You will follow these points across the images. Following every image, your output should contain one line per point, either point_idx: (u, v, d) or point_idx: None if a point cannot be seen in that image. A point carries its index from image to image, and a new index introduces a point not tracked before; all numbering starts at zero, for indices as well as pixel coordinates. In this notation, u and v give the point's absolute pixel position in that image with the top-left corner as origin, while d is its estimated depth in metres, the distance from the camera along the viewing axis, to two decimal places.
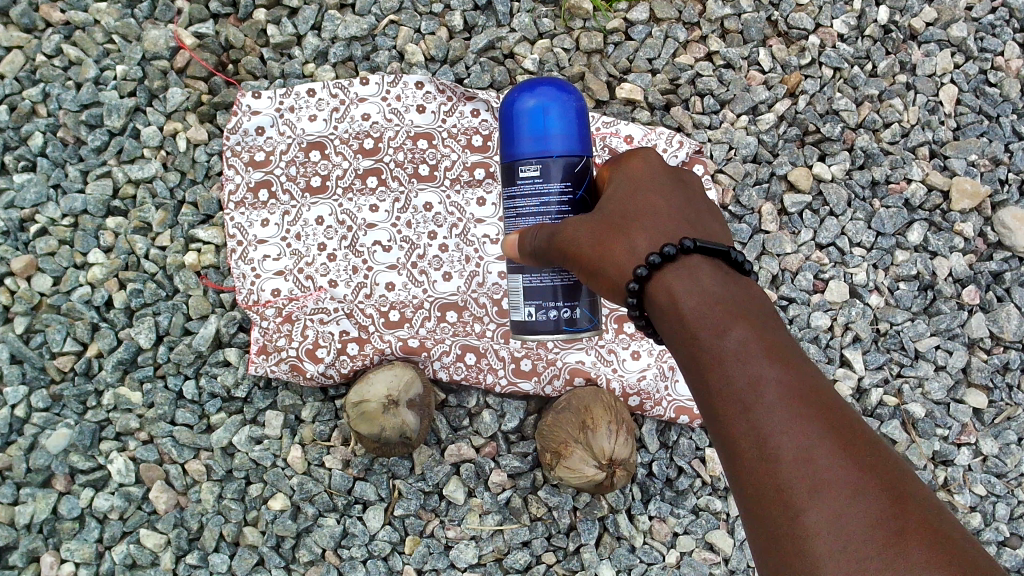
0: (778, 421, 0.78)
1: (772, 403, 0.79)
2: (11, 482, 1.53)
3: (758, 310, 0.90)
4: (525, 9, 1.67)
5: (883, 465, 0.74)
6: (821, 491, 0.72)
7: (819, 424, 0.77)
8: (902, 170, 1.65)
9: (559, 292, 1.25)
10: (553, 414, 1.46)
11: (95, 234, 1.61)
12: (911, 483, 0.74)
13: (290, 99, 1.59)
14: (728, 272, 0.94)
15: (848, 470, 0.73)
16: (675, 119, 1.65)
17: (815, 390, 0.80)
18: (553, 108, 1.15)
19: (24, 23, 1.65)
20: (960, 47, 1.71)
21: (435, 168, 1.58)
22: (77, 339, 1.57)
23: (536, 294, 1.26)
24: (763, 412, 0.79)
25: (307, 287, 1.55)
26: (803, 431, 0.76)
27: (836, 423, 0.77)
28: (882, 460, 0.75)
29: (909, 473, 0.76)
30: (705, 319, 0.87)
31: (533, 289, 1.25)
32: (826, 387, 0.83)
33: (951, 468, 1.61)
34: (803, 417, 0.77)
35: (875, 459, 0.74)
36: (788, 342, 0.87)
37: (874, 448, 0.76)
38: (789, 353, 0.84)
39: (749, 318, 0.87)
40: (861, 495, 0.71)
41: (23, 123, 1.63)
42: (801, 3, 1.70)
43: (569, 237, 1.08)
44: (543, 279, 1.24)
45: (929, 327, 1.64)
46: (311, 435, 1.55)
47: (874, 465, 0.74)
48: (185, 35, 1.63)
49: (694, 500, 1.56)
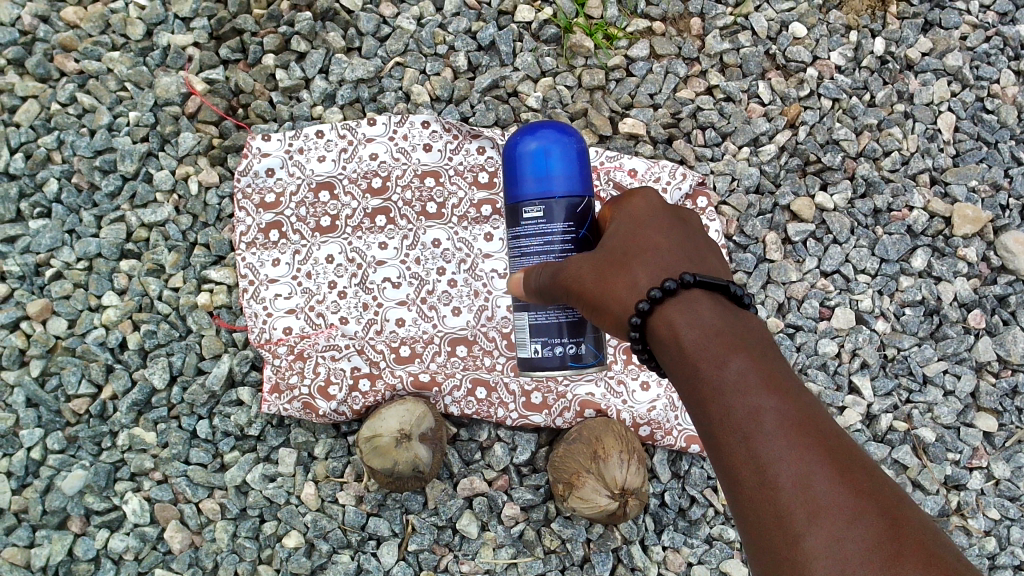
0: (778, 449, 0.78)
1: (771, 432, 0.80)
2: (28, 525, 1.55)
3: (757, 340, 0.91)
4: (527, 49, 1.72)
5: (881, 492, 0.75)
6: (820, 518, 0.73)
7: (817, 453, 0.78)
8: (903, 198, 1.68)
9: (565, 330, 1.26)
10: (564, 444, 1.47)
11: (109, 276, 1.64)
12: (909, 510, 0.75)
13: (300, 141, 1.63)
14: (726, 305, 0.95)
15: (846, 498, 0.74)
16: (678, 152, 1.68)
17: (814, 419, 0.81)
18: (554, 149, 1.18)
19: (39, 73, 1.70)
20: (956, 75, 1.74)
21: (443, 206, 1.60)
22: (92, 381, 1.59)
23: (542, 331, 1.27)
24: (763, 441, 0.80)
25: (318, 325, 1.57)
26: (802, 460, 0.77)
27: (834, 451, 0.78)
28: (880, 488, 0.76)
29: (906, 500, 0.76)
30: (705, 350, 0.88)
31: (538, 327, 1.27)
32: (825, 416, 0.84)
33: (964, 492, 1.61)
34: (802, 447, 0.78)
35: (872, 486, 0.75)
36: (787, 371, 0.88)
37: (872, 475, 0.77)
38: (788, 383, 0.85)
39: (748, 348, 0.88)
40: (860, 521, 0.72)
41: (39, 170, 1.67)
42: (799, 36, 1.74)
43: (573, 275, 1.10)
44: (549, 316, 1.26)
45: (937, 351, 1.65)
46: (324, 472, 1.56)
47: (872, 492, 0.75)
48: (195, 81, 1.67)
49: (708, 530, 1.57)
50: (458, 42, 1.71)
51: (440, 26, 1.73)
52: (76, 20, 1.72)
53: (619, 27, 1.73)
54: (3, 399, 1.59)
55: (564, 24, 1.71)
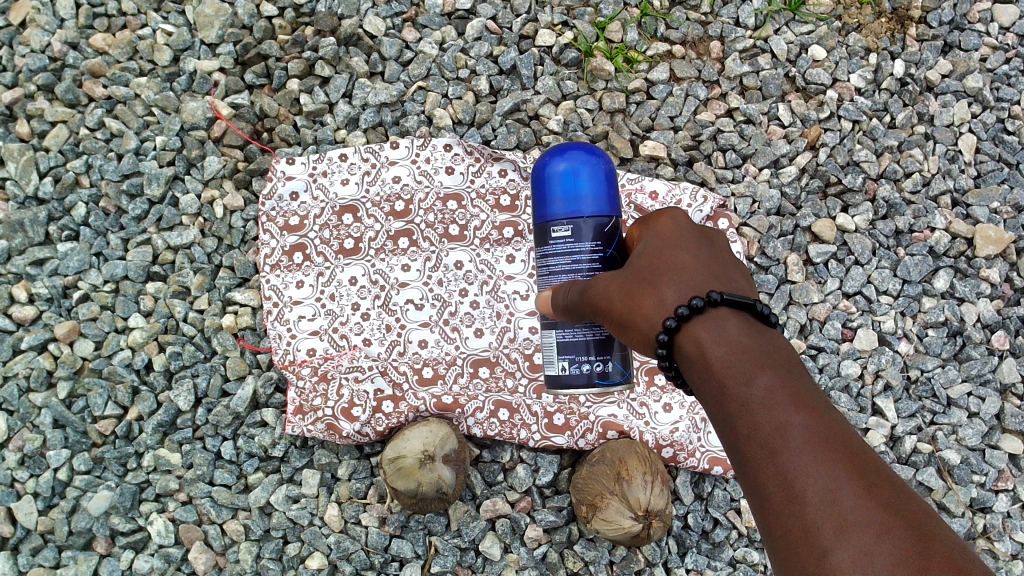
0: (805, 464, 0.79)
1: (798, 447, 0.80)
2: (53, 546, 1.56)
3: (784, 359, 0.91)
4: (548, 73, 1.73)
5: (909, 506, 0.75)
6: (847, 531, 0.73)
7: (844, 467, 0.78)
8: (925, 219, 1.68)
9: (593, 347, 1.27)
10: (588, 465, 1.48)
11: (135, 298, 1.65)
12: (937, 523, 0.74)
13: (323, 164, 1.65)
14: (753, 323, 0.96)
15: (873, 511, 0.74)
16: (698, 174, 1.69)
17: (842, 435, 0.81)
18: (583, 170, 1.19)
19: (68, 98, 1.73)
20: (977, 97, 1.74)
21: (465, 228, 1.61)
22: (118, 403, 1.60)
23: (569, 348, 1.28)
24: (789, 455, 0.80)
25: (342, 346, 1.58)
26: (829, 474, 0.77)
27: (860, 465, 0.78)
28: (908, 502, 0.75)
29: (934, 515, 0.76)
30: (733, 368, 0.89)
31: (565, 343, 1.28)
32: (853, 432, 0.84)
33: (990, 515, 1.60)
34: (829, 461, 0.78)
35: (900, 500, 0.75)
36: (815, 388, 0.88)
37: (900, 490, 0.77)
38: (816, 399, 0.85)
39: (775, 365, 0.89)
40: (887, 534, 0.72)
41: (67, 194, 1.69)
42: (818, 58, 1.75)
43: (601, 293, 1.10)
44: (577, 333, 1.26)
45: (961, 372, 1.64)
46: (348, 492, 1.57)
47: (898, 505, 0.74)
48: (221, 106, 1.70)
49: (732, 552, 1.56)
50: (479, 66, 1.74)
51: (462, 50, 1.75)
52: (103, 46, 1.75)
53: (639, 50, 1.75)
54: (31, 420, 1.61)
55: (585, 48, 1.73)
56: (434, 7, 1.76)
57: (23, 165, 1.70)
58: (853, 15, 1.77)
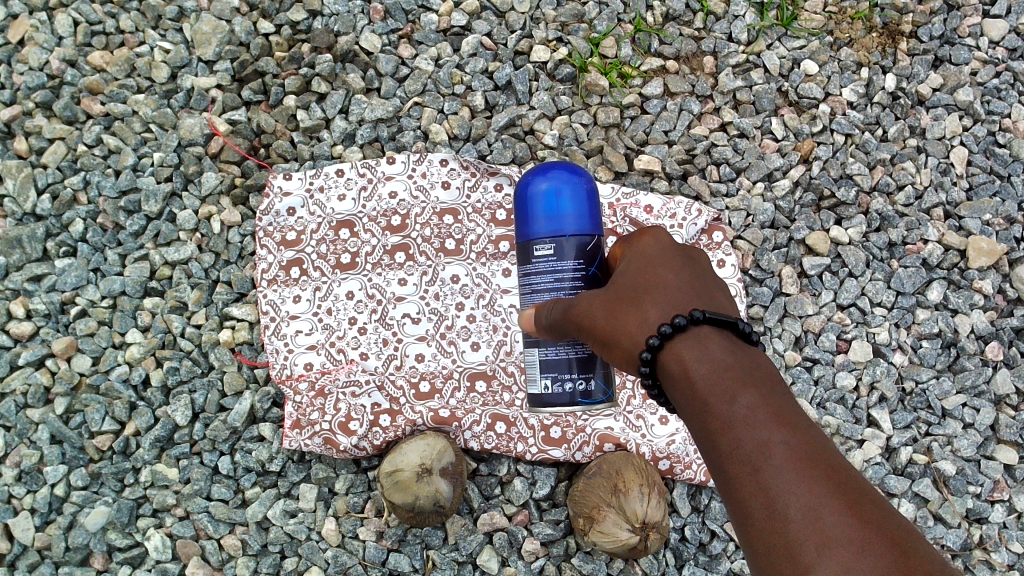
0: (787, 482, 0.79)
1: (780, 465, 0.81)
2: (50, 562, 1.56)
3: (766, 376, 0.92)
4: (543, 88, 1.75)
5: (889, 522, 0.75)
6: (828, 548, 0.74)
7: (826, 485, 0.78)
8: (918, 231, 1.69)
9: (578, 364, 1.27)
10: (584, 478, 1.48)
11: (133, 314, 1.66)
12: (917, 540, 0.75)
13: (320, 180, 1.65)
14: (735, 342, 0.96)
15: (854, 528, 0.74)
16: (693, 187, 1.70)
17: (822, 453, 0.82)
18: (565, 190, 1.21)
19: (66, 115, 1.74)
20: (968, 110, 1.76)
21: (461, 242, 1.62)
22: (115, 418, 1.60)
23: (552, 366, 1.28)
24: (771, 474, 0.81)
25: (339, 361, 1.58)
26: (811, 493, 0.78)
27: (842, 483, 0.79)
28: (889, 518, 0.76)
29: (915, 532, 0.77)
30: (714, 387, 0.89)
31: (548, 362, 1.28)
32: (834, 449, 0.84)
33: (985, 526, 1.61)
34: (811, 479, 0.79)
35: (880, 516, 0.76)
36: (796, 405, 0.89)
37: (881, 507, 0.77)
38: (797, 417, 0.86)
39: (757, 383, 0.89)
40: (868, 550, 0.72)
41: (65, 211, 1.70)
42: (811, 73, 1.77)
43: (584, 311, 1.11)
44: (561, 351, 1.27)
45: (955, 384, 1.65)
46: (345, 507, 1.57)
47: (879, 522, 0.75)
48: (219, 122, 1.71)
49: (728, 564, 1.57)
50: (475, 82, 1.75)
51: (457, 66, 1.76)
52: (101, 64, 1.76)
53: (633, 66, 1.76)
54: (28, 436, 1.61)
55: (579, 64, 1.75)
56: (430, 24, 1.78)
57: (21, 182, 1.70)
58: (844, 30, 1.79)
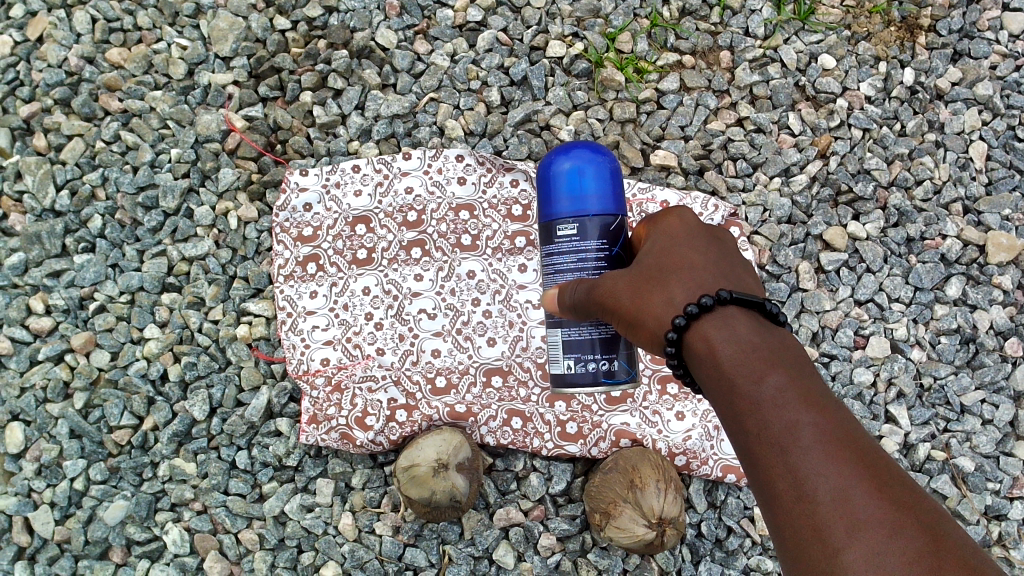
0: (816, 463, 0.79)
1: (809, 446, 0.80)
2: (70, 555, 1.57)
3: (792, 357, 0.91)
4: (560, 83, 1.74)
5: (921, 505, 0.75)
6: (859, 532, 0.73)
7: (855, 468, 0.78)
8: (937, 226, 1.68)
9: (601, 342, 1.27)
10: (600, 474, 1.48)
11: (151, 309, 1.66)
12: (948, 524, 0.74)
13: (336, 175, 1.66)
14: (762, 322, 0.96)
15: (885, 511, 0.74)
16: (709, 182, 1.70)
17: (852, 435, 0.81)
18: (587, 169, 1.20)
19: (84, 112, 1.74)
20: (987, 105, 1.75)
21: (477, 238, 1.62)
22: (134, 413, 1.61)
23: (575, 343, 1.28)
24: (801, 455, 0.80)
25: (355, 356, 1.58)
26: (840, 474, 0.77)
27: (871, 464, 0.78)
28: (918, 501, 0.76)
29: (946, 515, 0.76)
30: (742, 367, 0.88)
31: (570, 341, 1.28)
32: (863, 431, 0.84)
33: (1005, 522, 1.59)
34: (840, 461, 0.78)
35: (911, 498, 0.75)
36: (824, 386, 0.88)
37: (911, 489, 0.77)
38: (825, 397, 0.85)
39: (784, 363, 0.89)
40: (900, 533, 0.72)
41: (84, 207, 1.71)
42: (828, 67, 1.76)
43: (610, 292, 1.10)
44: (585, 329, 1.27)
45: (974, 380, 1.64)
46: (361, 502, 1.57)
47: (910, 504, 0.75)
48: (235, 118, 1.72)
49: (745, 560, 1.57)
50: (490, 77, 1.75)
51: (473, 61, 1.77)
52: (119, 60, 1.77)
53: (649, 61, 1.76)
54: (48, 431, 1.62)
55: (595, 59, 1.74)
56: (445, 20, 1.78)
57: (41, 179, 1.72)
58: (862, 24, 1.78)
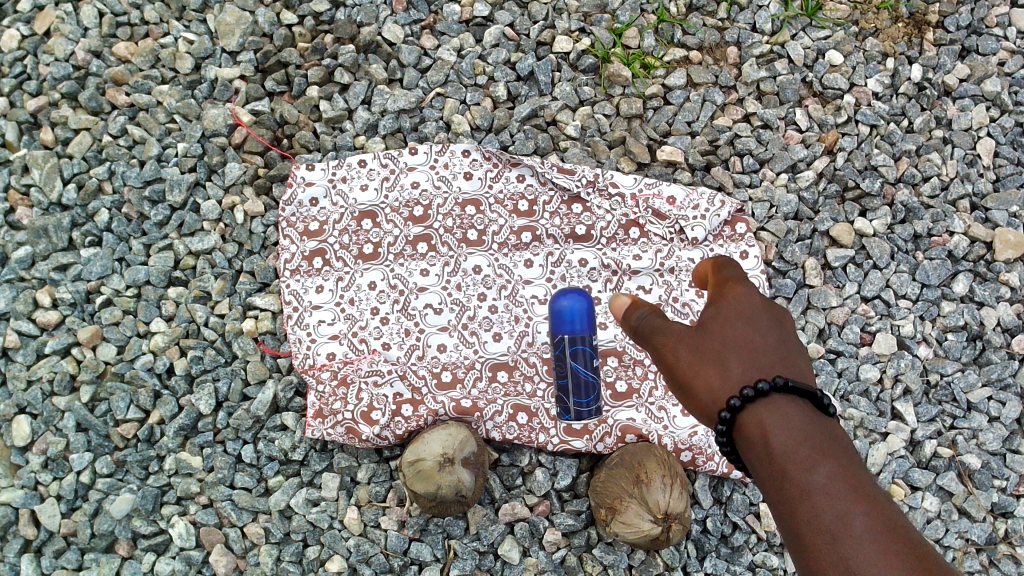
0: (868, 558, 0.78)
1: (862, 540, 0.80)
2: (76, 548, 1.57)
3: (847, 450, 0.90)
4: (566, 79, 1.74)
5: None
6: None
7: (907, 563, 0.77)
8: (943, 223, 1.68)
9: (592, 325, 1.41)
10: (606, 469, 1.48)
11: (157, 303, 1.66)
12: None
13: (342, 170, 1.66)
14: (816, 412, 0.95)
15: None
16: (716, 178, 1.69)
17: (905, 530, 0.81)
18: (576, 306, 1.41)
19: (91, 106, 1.74)
20: (995, 101, 1.75)
21: (483, 233, 1.63)
22: (140, 406, 1.61)
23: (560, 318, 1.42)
24: (851, 547, 0.80)
25: (361, 350, 1.58)
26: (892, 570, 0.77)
27: (924, 561, 0.78)
28: None
29: None
30: (793, 454, 0.88)
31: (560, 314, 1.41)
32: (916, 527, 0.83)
33: (1011, 520, 1.58)
34: (892, 555, 0.78)
35: None
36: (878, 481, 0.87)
37: None
38: (877, 492, 0.84)
39: (838, 454, 0.88)
40: None
41: (90, 201, 1.71)
42: (835, 63, 1.76)
43: (670, 351, 1.07)
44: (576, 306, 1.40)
45: (981, 377, 1.63)
46: (367, 496, 1.58)
47: None
48: (242, 112, 1.72)
49: (750, 556, 1.56)
50: (497, 73, 1.75)
51: (480, 56, 1.76)
52: (126, 54, 1.77)
53: (656, 56, 1.76)
54: (55, 424, 1.62)
55: (602, 54, 1.74)
56: (452, 14, 1.78)
57: (48, 172, 1.72)
58: (870, 20, 1.78)
